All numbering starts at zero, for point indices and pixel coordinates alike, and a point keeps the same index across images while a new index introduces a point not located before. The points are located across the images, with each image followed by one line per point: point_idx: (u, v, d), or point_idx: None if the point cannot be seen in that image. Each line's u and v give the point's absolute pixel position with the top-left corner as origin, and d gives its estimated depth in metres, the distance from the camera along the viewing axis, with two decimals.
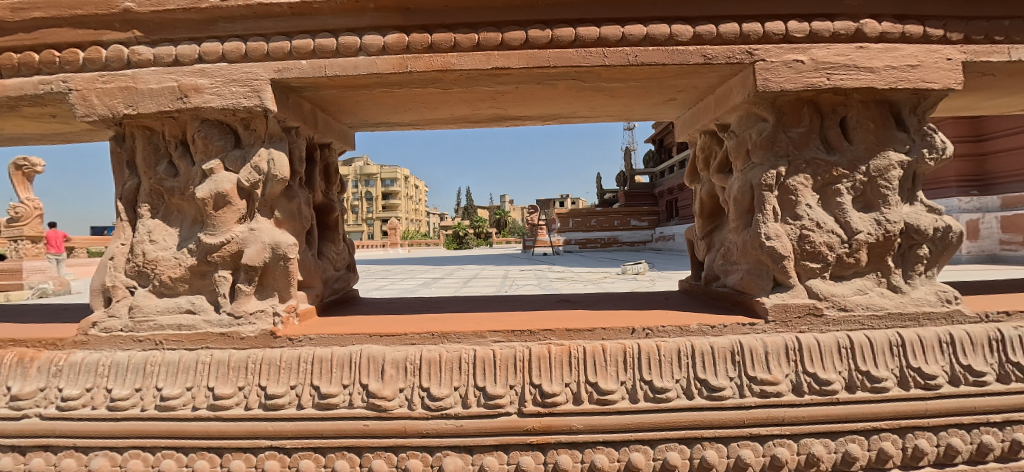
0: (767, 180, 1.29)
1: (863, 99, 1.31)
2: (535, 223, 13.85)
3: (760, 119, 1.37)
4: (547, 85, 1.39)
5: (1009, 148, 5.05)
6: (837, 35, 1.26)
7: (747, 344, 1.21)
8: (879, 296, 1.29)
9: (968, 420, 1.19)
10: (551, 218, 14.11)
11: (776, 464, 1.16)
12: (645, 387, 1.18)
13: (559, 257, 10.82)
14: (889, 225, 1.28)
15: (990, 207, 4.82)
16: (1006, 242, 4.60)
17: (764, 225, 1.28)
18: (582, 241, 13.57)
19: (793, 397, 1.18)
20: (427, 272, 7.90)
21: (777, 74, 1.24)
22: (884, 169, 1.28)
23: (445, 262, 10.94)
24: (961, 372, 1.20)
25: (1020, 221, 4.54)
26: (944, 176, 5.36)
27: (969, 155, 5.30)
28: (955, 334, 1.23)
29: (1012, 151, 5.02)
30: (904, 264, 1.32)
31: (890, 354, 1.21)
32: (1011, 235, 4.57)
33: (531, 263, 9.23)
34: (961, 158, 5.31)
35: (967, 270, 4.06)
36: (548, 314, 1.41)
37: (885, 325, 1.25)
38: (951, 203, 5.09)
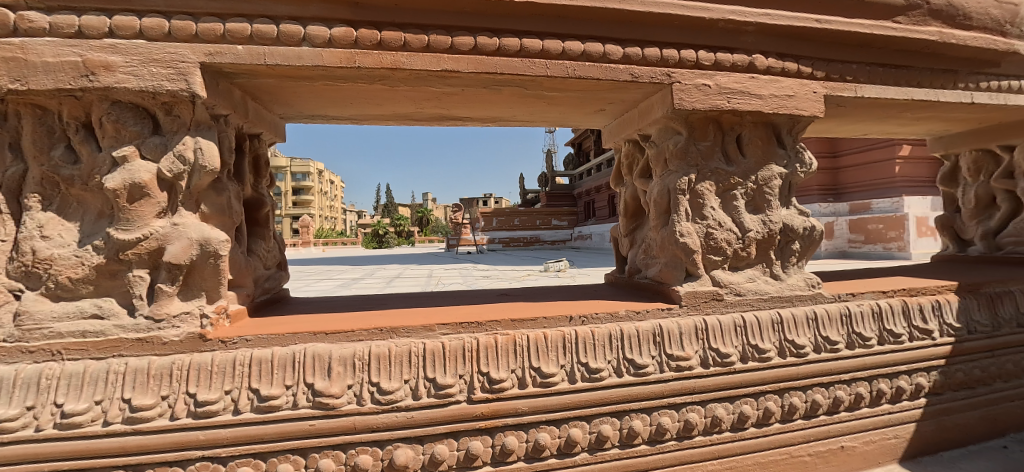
0: (680, 185, 1.50)
1: (753, 120, 1.57)
2: (457, 222, 13.82)
3: (675, 132, 1.58)
4: (492, 89, 1.47)
5: (854, 165, 6.19)
6: (735, 65, 1.51)
7: (666, 326, 1.39)
8: (765, 283, 1.55)
9: (826, 380, 1.50)
10: (475, 217, 14.19)
11: (689, 426, 1.35)
12: (581, 369, 1.30)
13: (483, 255, 10.89)
14: (771, 225, 1.55)
15: (841, 212, 5.99)
16: (853, 241, 5.65)
17: (678, 224, 1.48)
18: (505, 240, 13.84)
19: (701, 369, 1.38)
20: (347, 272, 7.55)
21: (690, 95, 1.45)
22: (767, 179, 1.56)
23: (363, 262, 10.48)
24: (821, 341, 1.51)
25: (860, 223, 5.59)
26: (810, 186, 6.51)
27: (827, 168, 6.45)
28: (817, 311, 1.53)
29: (856, 167, 6.17)
30: (783, 257, 1.60)
31: (773, 330, 1.47)
32: (855, 235, 5.62)
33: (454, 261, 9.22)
34: (821, 171, 6.44)
35: (823, 263, 4.86)
36: (495, 307, 1.47)
37: (770, 306, 1.52)
38: (814, 210, 6.16)
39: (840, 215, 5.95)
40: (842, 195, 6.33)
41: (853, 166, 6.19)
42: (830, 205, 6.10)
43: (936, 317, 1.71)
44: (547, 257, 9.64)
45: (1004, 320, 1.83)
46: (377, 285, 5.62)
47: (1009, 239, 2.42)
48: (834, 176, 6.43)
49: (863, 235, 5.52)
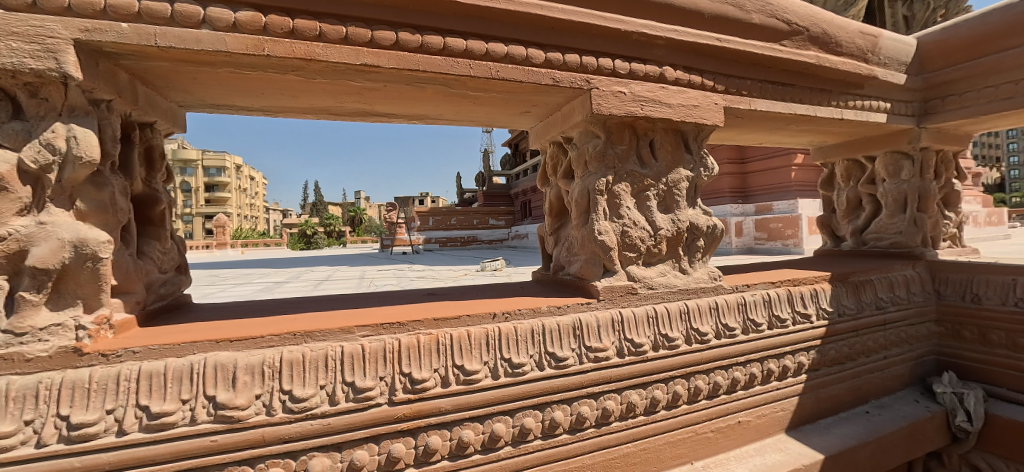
0: (599, 186, 1.58)
1: (663, 127, 1.69)
2: (392, 222, 13.38)
3: (594, 135, 1.66)
4: (416, 87, 1.45)
5: (759, 170, 6.90)
6: (648, 75, 1.62)
7: (585, 320, 1.45)
8: (674, 277, 1.68)
9: (725, 363, 1.66)
10: (411, 216, 13.83)
11: (606, 413, 1.43)
12: (504, 364, 1.33)
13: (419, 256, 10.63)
14: (679, 223, 1.68)
15: (748, 212, 6.69)
16: (758, 238, 6.28)
17: (597, 223, 1.56)
18: (442, 240, 13.66)
19: (617, 359, 1.47)
20: (269, 276, 7.01)
21: (607, 101, 1.53)
22: (676, 181, 1.69)
23: (288, 264, 9.79)
24: (721, 329, 1.68)
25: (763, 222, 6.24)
26: (722, 190, 7.15)
27: (737, 172, 7.12)
28: (718, 302, 1.69)
29: (760, 173, 6.88)
30: (689, 252, 1.75)
31: (681, 319, 1.60)
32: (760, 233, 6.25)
33: (389, 262, 8.92)
34: (732, 175, 7.10)
35: (734, 258, 5.36)
36: (419, 306, 1.46)
37: (678, 298, 1.65)
38: (727, 211, 6.85)
39: (748, 215, 6.62)
40: (749, 197, 7.05)
41: (759, 171, 6.89)
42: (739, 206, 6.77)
43: (814, 303, 1.96)
44: (484, 257, 9.64)
45: (865, 305, 2.15)
46: (304, 288, 5.28)
47: (871, 236, 2.81)
48: (742, 180, 7.12)
49: (766, 233, 6.16)
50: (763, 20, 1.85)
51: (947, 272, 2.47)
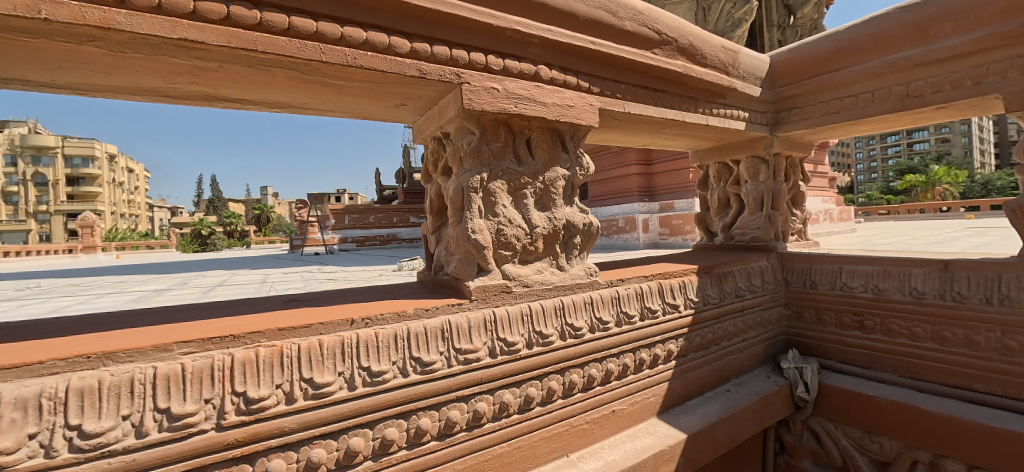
0: (473, 184, 1.54)
1: (539, 125, 1.70)
2: (302, 220, 12.41)
3: (469, 132, 1.62)
4: (260, 70, 1.29)
5: (663, 171, 7.46)
6: (522, 73, 1.62)
7: (455, 322, 1.41)
8: (551, 274, 1.70)
9: (599, 355, 1.73)
10: (323, 214, 12.95)
11: (477, 415, 1.41)
12: (362, 374, 1.23)
13: (333, 256, 9.97)
14: (555, 221, 1.71)
15: (653, 210, 7.18)
16: (662, 234, 6.75)
17: (470, 221, 1.53)
18: (360, 239, 12.96)
19: (489, 359, 1.45)
20: (146, 283, 6.11)
21: (479, 97, 1.50)
22: (552, 179, 1.72)
23: (174, 268, 8.65)
24: (595, 322, 1.74)
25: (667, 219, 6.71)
26: (631, 189, 7.63)
27: (644, 173, 7.64)
28: (593, 297, 1.75)
29: (664, 173, 7.45)
30: (567, 249, 1.78)
31: (556, 316, 1.63)
32: (664, 229, 6.71)
33: (296, 264, 8.24)
34: (640, 175, 7.60)
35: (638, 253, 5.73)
36: (273, 315, 1.31)
37: (554, 295, 1.67)
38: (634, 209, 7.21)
39: (653, 212, 7.09)
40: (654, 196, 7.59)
41: (663, 172, 7.44)
42: (645, 204, 7.24)
43: (682, 294, 2.12)
44: (403, 256, 9.31)
45: (727, 294, 2.38)
46: (186, 296, 4.65)
47: (737, 231, 3.13)
48: (648, 180, 7.67)
49: (669, 229, 6.64)
50: (636, 28, 1.95)
51: (794, 262, 2.84)
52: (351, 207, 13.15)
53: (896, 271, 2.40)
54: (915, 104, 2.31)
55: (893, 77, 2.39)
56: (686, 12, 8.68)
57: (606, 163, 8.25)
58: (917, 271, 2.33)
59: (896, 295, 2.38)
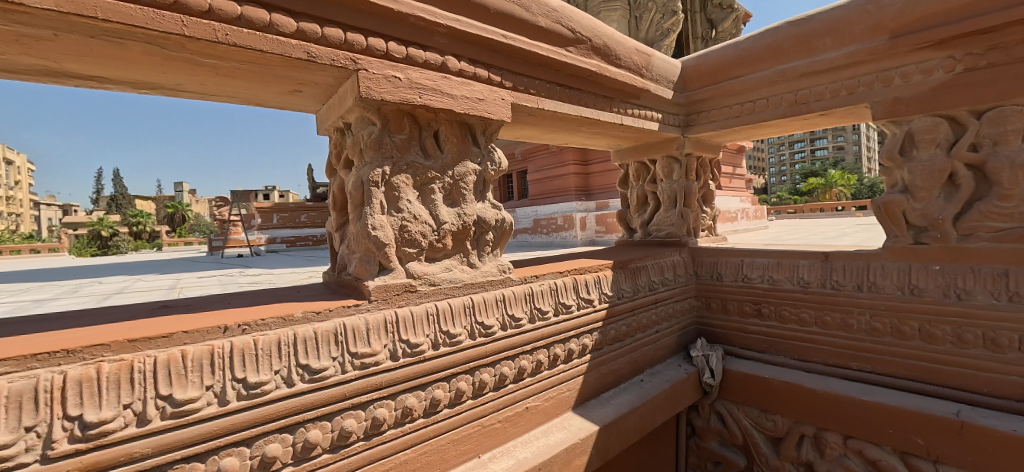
0: (373, 177, 1.45)
1: (447, 118, 1.65)
2: (222, 219, 11.40)
3: (371, 122, 1.52)
4: (109, 42, 1.12)
5: (600, 172, 7.71)
6: (428, 62, 1.55)
7: (351, 324, 1.32)
8: (460, 271, 1.66)
9: (512, 352, 1.73)
10: (248, 213, 11.98)
11: (376, 423, 1.34)
12: (237, 386, 1.13)
13: (258, 257, 9.25)
14: (465, 217, 1.66)
15: (590, 209, 7.28)
16: (598, 231, 6.87)
17: (370, 217, 1.44)
18: (290, 239, 11.81)
19: (390, 362, 1.38)
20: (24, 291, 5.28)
21: (377, 85, 1.41)
22: (462, 174, 1.67)
23: (64, 273, 7.59)
24: (507, 320, 1.72)
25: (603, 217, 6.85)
26: (568, 188, 7.79)
27: (580, 173, 7.81)
28: (505, 294, 1.73)
29: (601, 173, 7.69)
30: (478, 246, 1.75)
31: (464, 314, 1.59)
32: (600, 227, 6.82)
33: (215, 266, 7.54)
34: (577, 175, 7.77)
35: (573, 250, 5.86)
36: (133, 324, 1.15)
37: (463, 293, 1.63)
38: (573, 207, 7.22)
39: (590, 211, 7.18)
40: (591, 195, 7.79)
41: (599, 172, 7.68)
42: (583, 204, 7.35)
43: (597, 288, 2.16)
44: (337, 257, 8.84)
45: (641, 287, 2.47)
46: (73, 305, 4.08)
47: (653, 227, 3.30)
48: (585, 179, 7.87)
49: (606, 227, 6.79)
50: (549, 25, 1.96)
51: (703, 256, 3.02)
52: (280, 204, 12.16)
53: (787, 263, 2.63)
54: (802, 110, 2.54)
55: (784, 86, 2.60)
56: (620, 20, 8.98)
57: (544, 162, 8.32)
58: (804, 263, 2.57)
59: (788, 285, 2.61)
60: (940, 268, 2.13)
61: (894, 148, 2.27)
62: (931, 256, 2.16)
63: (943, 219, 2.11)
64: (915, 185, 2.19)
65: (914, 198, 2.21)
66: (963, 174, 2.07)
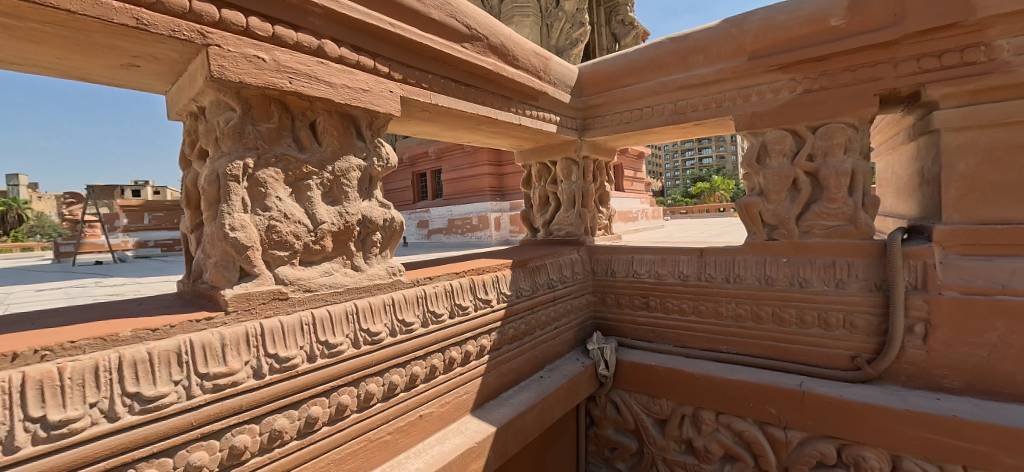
0: (232, 171, 1.32)
1: (326, 108, 1.54)
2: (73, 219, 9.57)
3: (230, 108, 1.38)
4: None
5: (513, 172, 7.83)
6: (300, 45, 1.42)
7: (200, 340, 1.21)
8: (343, 276, 1.56)
9: (403, 359, 1.68)
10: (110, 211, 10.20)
11: (234, 452, 1.25)
12: (34, 426, 0.97)
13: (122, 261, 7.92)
14: (348, 217, 1.57)
15: (504, 209, 7.22)
16: (512, 231, 6.98)
17: (229, 216, 1.32)
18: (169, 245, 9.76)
19: (252, 381, 1.28)
20: None
21: (234, 65, 1.26)
22: (345, 170, 1.57)
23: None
24: (397, 325, 1.67)
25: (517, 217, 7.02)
26: (483, 187, 7.74)
27: (495, 173, 7.83)
28: (394, 298, 1.67)
29: (514, 174, 7.83)
30: (365, 248, 1.66)
31: (346, 322, 1.52)
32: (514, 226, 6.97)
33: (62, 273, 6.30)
34: (491, 175, 7.77)
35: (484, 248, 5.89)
36: None
37: (346, 298, 1.55)
38: (486, 207, 7.20)
39: (504, 211, 7.23)
40: (505, 195, 7.88)
41: (512, 173, 7.81)
42: (497, 204, 7.25)
43: (495, 288, 2.17)
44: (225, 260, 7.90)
45: (540, 285, 2.53)
46: None
47: (555, 227, 3.43)
48: (499, 179, 7.91)
49: (520, 225, 6.96)
50: (442, 18, 1.91)
51: (599, 253, 3.18)
52: (155, 203, 10.21)
53: (670, 258, 2.88)
54: (680, 119, 2.79)
55: (665, 96, 2.84)
56: (530, 26, 8.97)
57: (458, 162, 8.23)
58: (684, 258, 2.83)
59: (670, 279, 2.85)
60: (787, 260, 2.48)
61: (753, 157, 2.58)
62: (780, 250, 2.50)
63: (789, 218, 2.46)
64: (768, 189, 2.52)
65: (767, 200, 2.54)
66: (803, 180, 2.42)
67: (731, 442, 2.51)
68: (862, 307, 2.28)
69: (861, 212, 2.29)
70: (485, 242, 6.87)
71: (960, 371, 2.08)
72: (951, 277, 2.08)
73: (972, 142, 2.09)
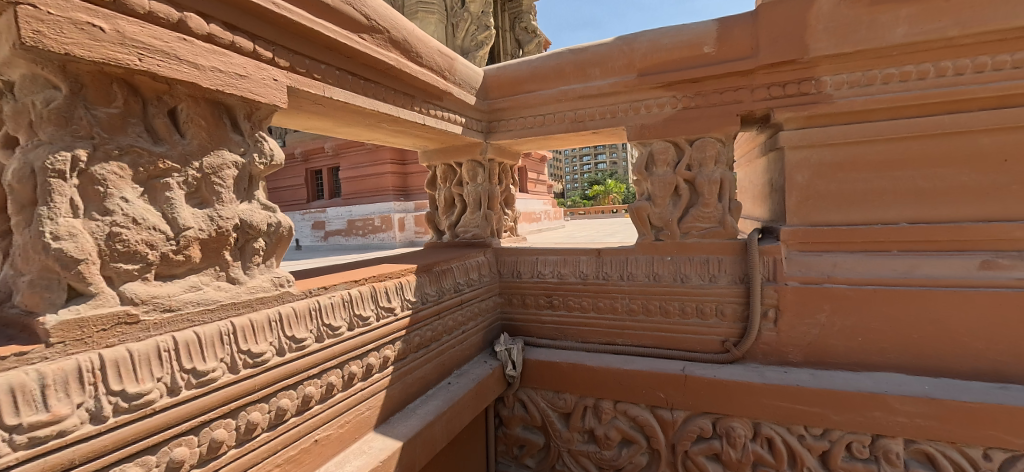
0: (55, 165, 1.08)
1: (191, 94, 1.37)
2: None
3: (53, 86, 1.14)
4: None
5: (418, 172, 7.62)
6: (153, 16, 1.22)
7: (7, 383, 0.97)
8: (214, 290, 1.40)
9: (292, 381, 1.57)
10: None
11: None
12: None
13: None
14: (221, 222, 1.42)
15: (409, 209, 7.05)
16: (418, 232, 6.77)
17: (51, 221, 1.07)
18: None
19: (89, 427, 1.08)
20: None
21: (58, 31, 1.03)
22: (216, 167, 1.42)
23: None
24: (286, 343, 1.55)
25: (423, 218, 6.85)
26: (386, 186, 7.37)
27: (399, 172, 7.53)
28: (283, 313, 1.55)
29: (419, 174, 7.62)
30: (243, 257, 1.52)
31: (221, 344, 1.36)
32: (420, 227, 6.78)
33: None
34: (395, 174, 7.44)
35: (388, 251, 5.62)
36: None
37: (220, 316, 1.39)
38: (390, 207, 6.89)
39: (409, 212, 6.96)
40: (410, 195, 7.64)
41: (417, 173, 7.59)
42: (401, 204, 7.04)
43: (398, 295, 2.10)
44: None
45: (446, 290, 2.49)
46: None
47: (461, 229, 3.39)
48: (404, 179, 7.63)
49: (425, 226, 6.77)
50: (336, 4, 1.78)
51: (504, 255, 3.22)
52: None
53: (571, 259, 3.02)
54: (579, 127, 2.93)
55: (566, 104, 2.96)
56: (436, 27, 8.88)
57: (359, 159, 7.77)
58: (584, 258, 2.98)
59: (571, 279, 2.99)
60: (671, 258, 2.75)
61: (642, 165, 2.81)
62: (665, 250, 2.76)
63: (672, 220, 2.73)
64: (655, 195, 2.77)
65: (654, 204, 2.78)
66: (683, 187, 2.71)
67: (627, 427, 2.70)
68: (730, 298, 2.62)
69: (728, 215, 2.63)
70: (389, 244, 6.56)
71: (800, 347, 2.50)
72: (794, 269, 2.50)
73: (807, 157, 2.51)
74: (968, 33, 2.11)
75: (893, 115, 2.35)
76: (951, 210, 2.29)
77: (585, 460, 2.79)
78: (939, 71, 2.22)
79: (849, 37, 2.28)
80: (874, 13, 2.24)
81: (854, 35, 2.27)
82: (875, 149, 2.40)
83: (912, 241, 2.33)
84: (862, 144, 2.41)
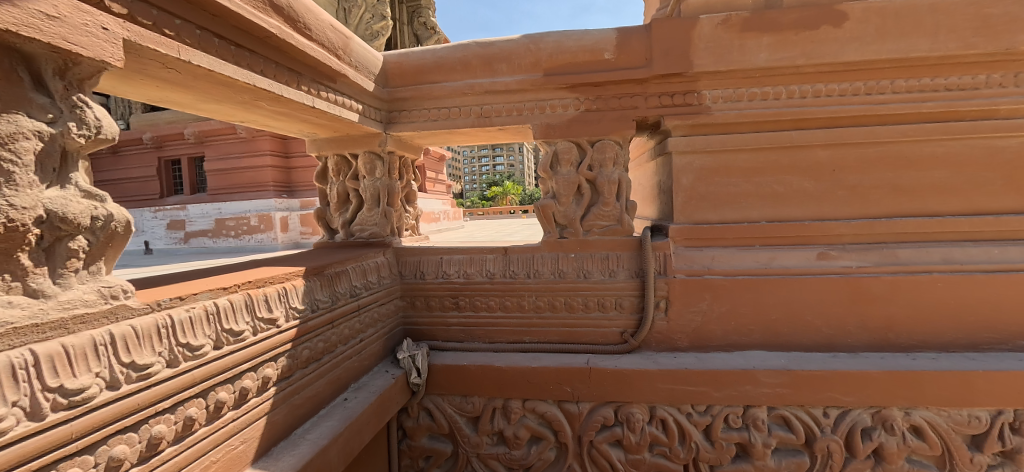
0: None
1: None
2: None
3: None
4: None
5: (303, 167, 6.88)
6: None
7: None
8: (3, 307, 1.02)
9: (132, 421, 1.25)
10: None
11: None
12: None
13: None
14: (16, 214, 1.03)
15: (294, 207, 6.34)
16: (304, 233, 6.07)
17: None
18: None
19: None
20: None
21: None
22: (8, 136, 1.03)
23: None
24: (122, 372, 1.22)
25: (310, 217, 6.18)
26: (265, 181, 6.50)
27: (280, 166, 6.71)
28: (118, 333, 1.22)
29: (305, 169, 6.89)
30: (51, 262, 1.13)
31: (13, 383, 1.00)
32: (306, 228, 6.08)
33: None
34: (275, 168, 6.61)
35: (269, 253, 4.94)
36: None
37: (16, 344, 1.03)
38: (270, 205, 6.10)
39: (293, 210, 6.24)
40: (295, 192, 6.86)
41: (303, 168, 6.86)
42: (284, 201, 6.29)
43: (282, 303, 1.82)
44: None
45: (340, 295, 2.22)
46: None
47: (356, 228, 3.10)
48: (286, 174, 6.82)
49: (313, 227, 6.10)
50: None
51: (406, 256, 3.01)
52: None
53: (477, 258, 2.93)
54: (485, 123, 2.85)
55: (471, 98, 2.86)
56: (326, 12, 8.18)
57: (230, 149, 6.76)
58: (490, 257, 2.91)
59: (478, 278, 2.90)
60: (574, 255, 2.81)
61: (548, 163, 2.83)
62: (570, 247, 2.82)
63: (575, 218, 2.79)
64: (560, 193, 2.81)
65: (559, 202, 2.82)
66: (585, 186, 2.79)
67: (536, 424, 2.69)
68: (628, 292, 2.76)
69: (625, 214, 2.76)
70: (270, 245, 5.80)
71: (686, 334, 2.73)
72: (681, 263, 2.72)
73: (691, 162, 2.76)
74: (811, 63, 2.50)
75: (756, 128, 2.69)
76: (798, 210, 2.69)
77: (495, 462, 2.71)
78: (789, 93, 2.59)
79: (724, 58, 2.55)
80: (743, 38, 2.53)
81: (728, 55, 2.54)
82: (743, 156, 2.72)
83: (771, 236, 2.68)
84: (734, 152, 2.71)
